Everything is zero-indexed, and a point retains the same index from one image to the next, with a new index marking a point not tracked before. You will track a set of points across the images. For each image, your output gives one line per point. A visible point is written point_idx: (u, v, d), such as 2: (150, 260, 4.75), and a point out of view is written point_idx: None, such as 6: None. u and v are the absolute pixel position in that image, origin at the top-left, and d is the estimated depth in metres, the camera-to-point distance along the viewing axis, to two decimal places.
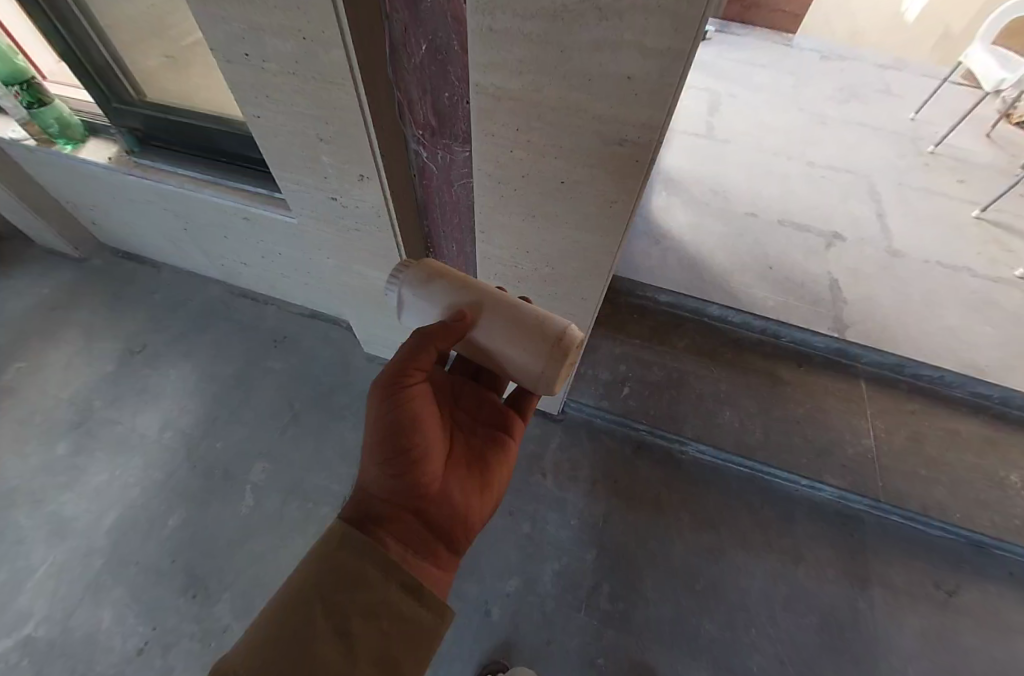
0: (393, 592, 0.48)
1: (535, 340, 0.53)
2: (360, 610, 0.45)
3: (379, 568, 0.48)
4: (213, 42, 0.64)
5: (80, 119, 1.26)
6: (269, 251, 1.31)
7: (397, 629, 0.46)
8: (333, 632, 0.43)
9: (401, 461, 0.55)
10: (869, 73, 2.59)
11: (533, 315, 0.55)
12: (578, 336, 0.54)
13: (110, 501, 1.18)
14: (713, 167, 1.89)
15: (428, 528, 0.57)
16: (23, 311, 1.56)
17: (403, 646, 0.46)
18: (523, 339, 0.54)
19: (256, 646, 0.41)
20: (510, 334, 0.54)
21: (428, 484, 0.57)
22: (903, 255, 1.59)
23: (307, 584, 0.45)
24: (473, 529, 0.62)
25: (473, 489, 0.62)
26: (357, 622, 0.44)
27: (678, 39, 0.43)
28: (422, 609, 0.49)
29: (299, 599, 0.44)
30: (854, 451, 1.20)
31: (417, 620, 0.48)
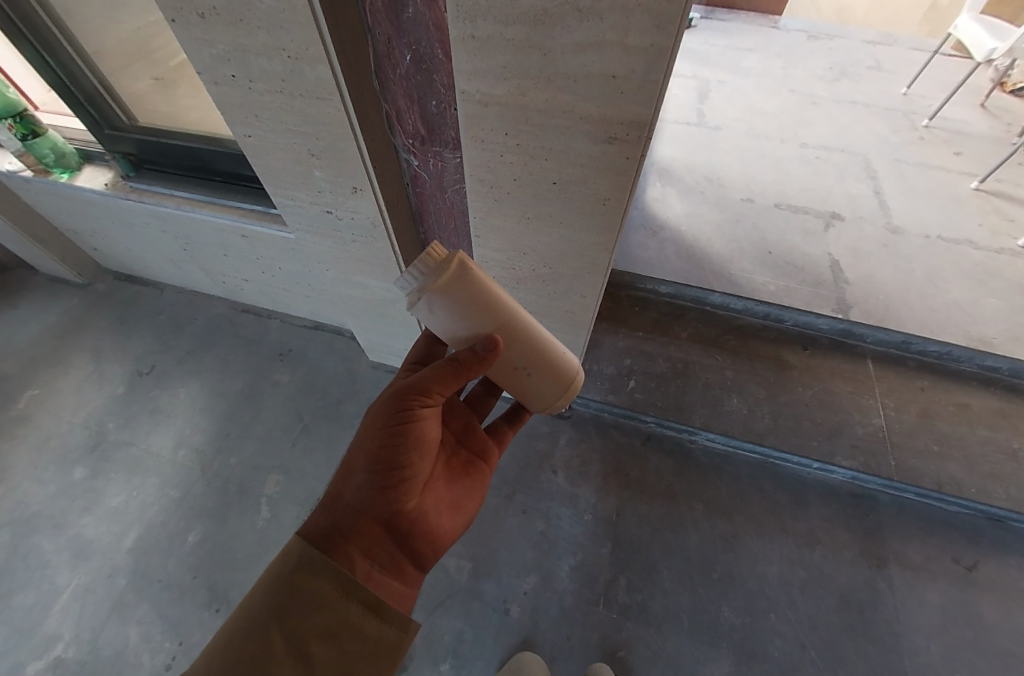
0: (354, 611, 0.50)
1: (563, 381, 0.60)
2: (321, 630, 0.47)
3: (339, 589, 0.50)
4: (200, 65, 0.64)
5: (74, 147, 1.28)
6: (269, 266, 1.32)
7: (358, 645, 0.48)
8: (294, 652, 0.45)
9: (389, 477, 0.57)
10: (858, 49, 2.56)
11: (561, 351, 0.60)
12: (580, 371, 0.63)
13: (130, 521, 1.20)
14: (706, 154, 1.88)
15: (397, 543, 0.58)
16: (31, 339, 1.58)
17: (364, 662, 0.48)
18: (555, 377, 0.59)
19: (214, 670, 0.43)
20: (545, 367, 0.58)
21: (406, 502, 0.59)
22: (903, 231, 1.58)
23: (267, 608, 0.47)
24: (440, 547, 0.63)
25: (447, 502, 0.65)
26: (317, 642, 0.46)
27: (661, 34, 0.43)
28: (383, 624, 0.51)
29: (257, 623, 0.46)
30: (864, 431, 1.20)
31: (378, 635, 0.50)
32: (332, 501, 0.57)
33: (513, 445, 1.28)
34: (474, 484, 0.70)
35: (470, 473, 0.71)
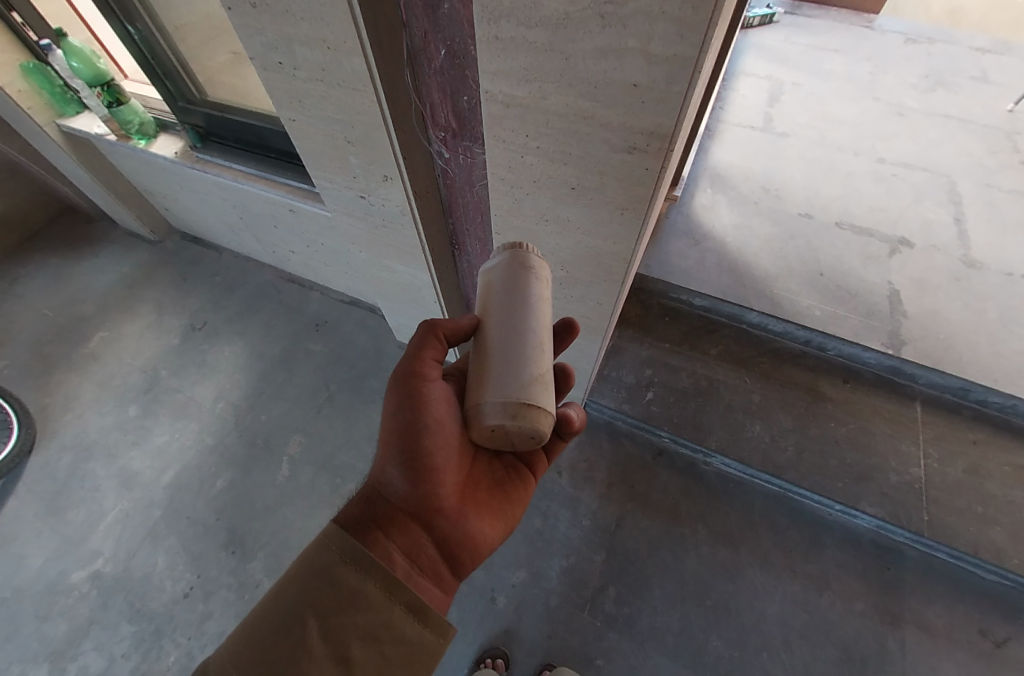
0: (397, 613, 0.48)
1: (507, 379, 0.49)
2: (361, 630, 0.45)
3: (382, 588, 0.48)
4: (252, 52, 0.68)
5: (152, 115, 1.39)
6: (313, 241, 1.39)
7: (397, 651, 0.46)
8: (332, 652, 0.43)
9: (418, 469, 0.57)
10: (962, 57, 2.29)
11: (518, 364, 0.50)
12: (533, 410, 0.48)
13: (169, 460, 1.33)
14: (767, 162, 1.76)
15: (433, 544, 0.57)
16: (107, 286, 1.77)
17: (401, 670, 0.45)
18: (503, 369, 0.50)
19: (249, 656, 0.42)
20: (490, 364, 0.51)
21: (443, 499, 0.59)
22: (981, 266, 1.42)
23: (308, 600, 0.45)
24: (480, 555, 0.62)
25: (486, 508, 0.64)
26: (358, 643, 0.44)
27: (685, 44, 0.42)
28: (424, 630, 0.48)
29: (294, 616, 0.44)
30: (898, 480, 1.11)
31: (418, 642, 0.47)
32: (371, 494, 0.59)
33: None
34: (512, 495, 0.68)
35: (512, 480, 0.69)
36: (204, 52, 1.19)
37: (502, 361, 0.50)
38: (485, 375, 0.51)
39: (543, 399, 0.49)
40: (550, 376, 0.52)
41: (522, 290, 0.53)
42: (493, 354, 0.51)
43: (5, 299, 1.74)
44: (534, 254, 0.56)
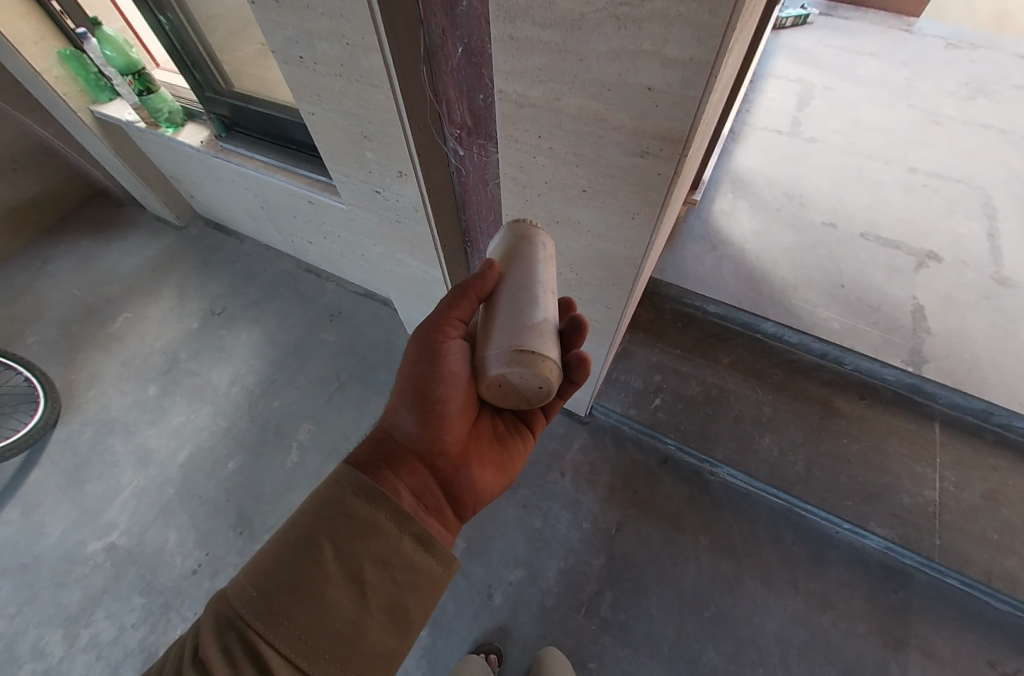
0: (406, 543, 0.45)
1: (513, 329, 0.49)
2: (372, 557, 0.42)
3: (391, 516, 0.45)
4: (274, 46, 0.70)
5: (180, 104, 1.43)
6: (330, 233, 1.41)
7: (407, 579, 0.44)
8: (344, 577, 0.41)
9: (428, 412, 0.56)
10: (1007, 64, 2.19)
11: (525, 313, 0.49)
12: (537, 358, 0.47)
13: (184, 440, 1.37)
14: (792, 168, 1.72)
15: (439, 485, 0.57)
16: (134, 269, 1.83)
17: (412, 595, 0.44)
18: (510, 321, 0.50)
19: (257, 578, 0.40)
20: (497, 318, 0.51)
21: (449, 442, 0.58)
22: (1013, 284, 1.36)
23: (316, 527, 0.42)
24: (481, 502, 0.61)
25: (489, 456, 0.64)
26: (369, 568, 0.42)
27: (701, 49, 0.41)
28: (433, 560, 0.46)
29: (305, 541, 0.41)
30: (911, 501, 1.07)
31: (427, 571, 0.45)
32: (380, 435, 0.58)
33: None
34: (514, 448, 0.68)
35: (514, 434, 0.69)
36: (230, 43, 1.21)
37: (505, 311, 0.51)
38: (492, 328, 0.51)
39: (553, 350, 0.49)
40: (555, 324, 0.51)
41: (526, 250, 0.55)
42: (495, 309, 0.52)
43: (38, 277, 1.81)
44: (537, 227, 0.58)
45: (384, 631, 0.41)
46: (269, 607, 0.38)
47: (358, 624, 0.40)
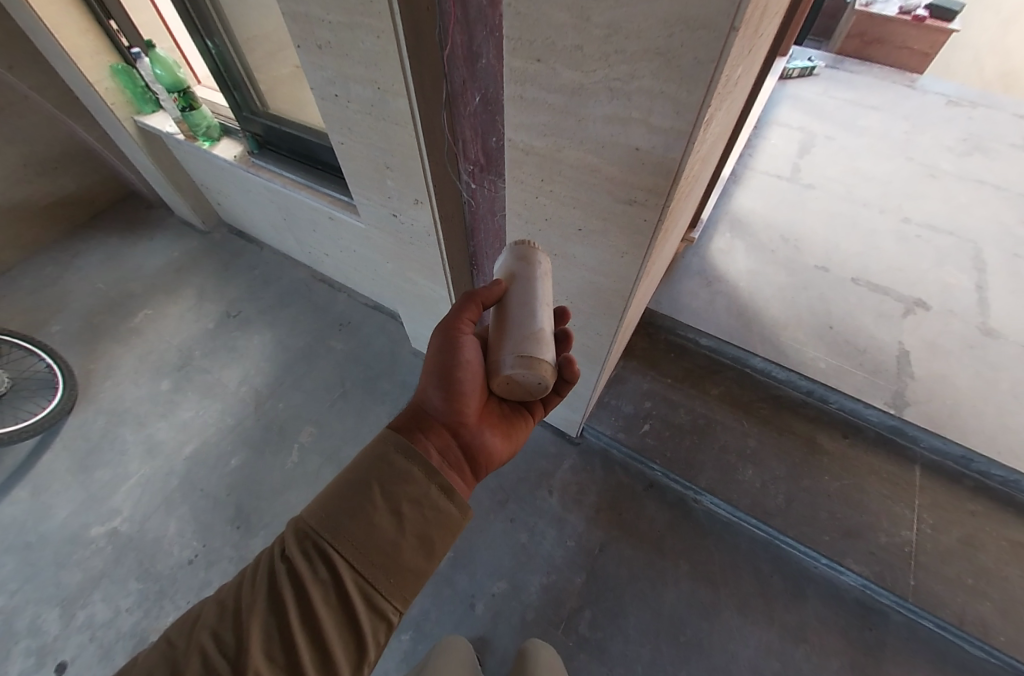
0: (435, 489, 0.50)
1: (518, 339, 0.56)
2: (409, 496, 0.48)
3: (424, 466, 0.50)
4: (314, 85, 0.79)
5: (218, 120, 1.54)
6: (346, 247, 1.50)
7: (436, 518, 0.49)
8: (388, 509, 0.46)
9: (453, 389, 0.62)
10: (1004, 123, 2.29)
11: (529, 325, 0.56)
12: (539, 364, 0.55)
13: (191, 435, 1.43)
14: (789, 212, 1.80)
15: (462, 448, 0.61)
16: (158, 268, 1.93)
17: (440, 532, 0.49)
18: (516, 331, 0.56)
19: (317, 510, 0.46)
20: (504, 329, 0.58)
21: (470, 411, 0.63)
22: (998, 335, 1.41)
23: (366, 467, 0.49)
24: (497, 464, 0.66)
25: (502, 424, 0.68)
26: (408, 504, 0.48)
27: (680, 120, 0.49)
28: (454, 506, 0.50)
29: (355, 484, 0.47)
30: (887, 540, 1.10)
31: (451, 514, 0.50)
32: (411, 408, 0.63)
33: (518, 457, 1.33)
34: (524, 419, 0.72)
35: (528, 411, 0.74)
36: (269, 65, 1.31)
37: (512, 321, 0.58)
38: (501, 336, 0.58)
39: (550, 354, 0.56)
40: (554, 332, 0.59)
41: (526, 268, 0.61)
42: (503, 318, 0.59)
43: (67, 270, 1.91)
44: (536, 246, 0.64)
45: (417, 558, 0.46)
46: (329, 533, 0.44)
47: (398, 550, 0.46)
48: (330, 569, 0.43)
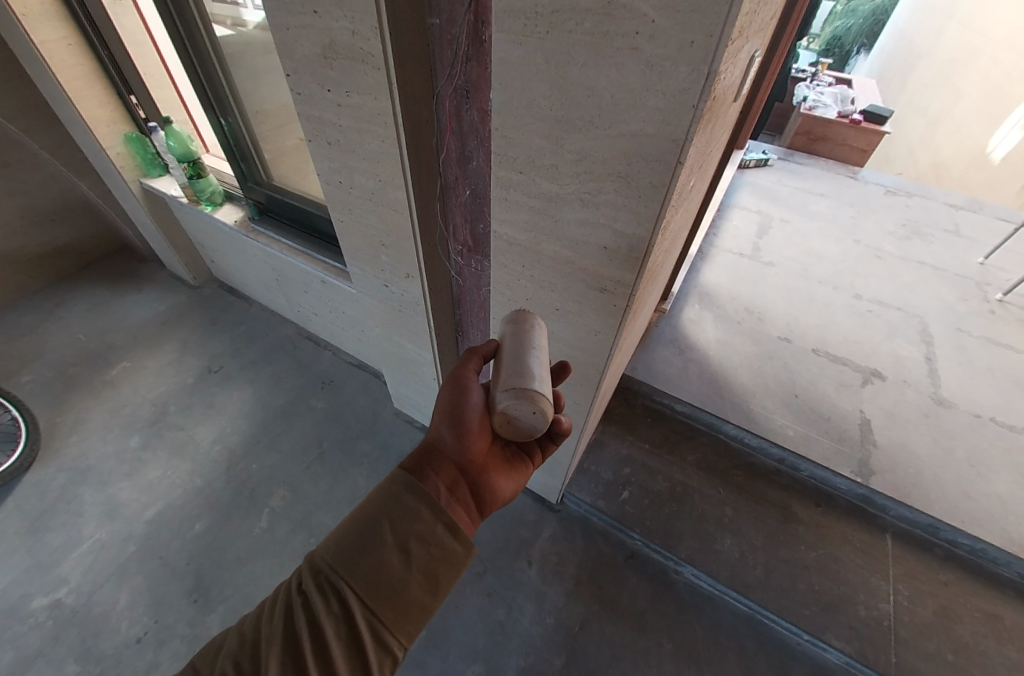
0: (439, 527, 0.52)
1: (514, 374, 0.59)
2: (417, 535, 0.51)
3: (430, 505, 0.53)
4: (321, 172, 0.88)
5: (222, 187, 1.62)
6: (335, 308, 1.55)
7: (440, 554, 0.51)
8: (396, 547, 0.49)
9: (461, 428, 0.64)
10: (937, 212, 2.58)
11: (522, 361, 0.60)
12: (533, 392, 0.57)
13: (156, 496, 1.37)
14: (752, 286, 1.95)
15: (470, 485, 0.62)
16: (142, 321, 1.93)
17: (444, 568, 0.51)
18: (512, 369, 0.60)
19: (332, 545, 0.49)
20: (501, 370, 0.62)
21: (477, 448, 0.65)
22: (951, 405, 1.50)
23: (377, 507, 0.51)
24: (503, 498, 0.67)
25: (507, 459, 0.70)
26: (415, 542, 0.51)
27: (640, 227, 0.57)
28: (456, 543, 0.53)
29: (367, 522, 0.50)
30: (866, 614, 1.10)
31: (454, 552, 0.52)
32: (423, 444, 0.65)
33: (497, 523, 1.31)
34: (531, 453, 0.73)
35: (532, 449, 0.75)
36: (270, 138, 1.38)
37: (507, 362, 0.61)
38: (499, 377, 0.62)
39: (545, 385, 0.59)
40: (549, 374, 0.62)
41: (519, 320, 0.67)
42: (499, 363, 0.63)
43: (47, 320, 1.90)
44: (529, 309, 0.69)
45: (421, 594, 0.49)
46: (341, 568, 0.47)
47: (403, 586, 0.48)
48: (342, 603, 0.46)
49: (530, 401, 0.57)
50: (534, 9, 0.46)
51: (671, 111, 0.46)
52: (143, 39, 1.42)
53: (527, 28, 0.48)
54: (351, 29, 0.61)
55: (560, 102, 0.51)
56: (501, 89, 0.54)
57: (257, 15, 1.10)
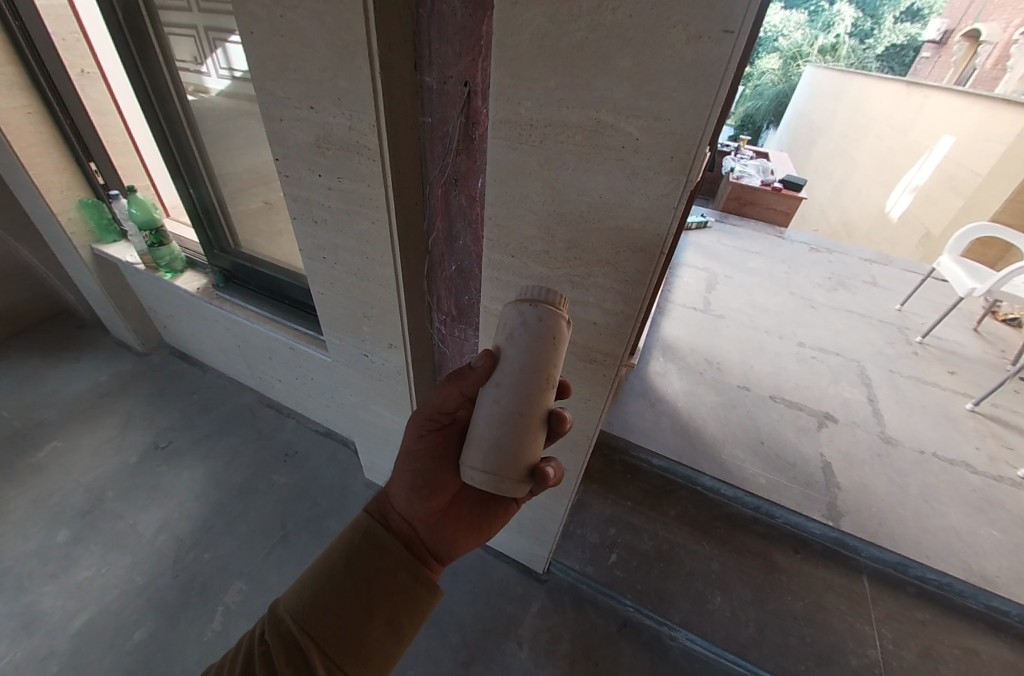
0: (398, 573, 0.57)
1: (489, 458, 0.55)
2: (378, 582, 0.56)
3: (389, 552, 0.58)
4: (303, 246, 0.88)
5: (184, 254, 1.58)
6: (303, 375, 1.49)
7: (399, 598, 0.56)
8: (357, 593, 0.54)
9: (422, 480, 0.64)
10: (855, 265, 2.92)
11: (499, 446, 0.55)
12: (504, 487, 0.56)
13: (87, 601, 1.19)
14: (708, 338, 2.08)
15: (431, 533, 0.64)
16: (77, 394, 1.75)
17: (403, 612, 0.56)
18: (487, 447, 0.55)
19: (296, 596, 0.53)
20: (481, 438, 0.56)
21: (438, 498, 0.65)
22: (897, 442, 1.63)
23: (342, 557, 0.56)
24: (468, 544, 0.67)
25: (481, 499, 0.69)
26: (376, 590, 0.55)
27: (629, 306, 0.61)
28: (416, 586, 0.58)
29: (330, 571, 0.55)
30: (858, 663, 1.10)
31: (416, 596, 0.57)
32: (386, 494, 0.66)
33: (482, 600, 1.22)
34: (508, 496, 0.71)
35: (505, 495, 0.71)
36: (234, 202, 1.33)
37: (486, 436, 0.55)
38: (478, 442, 0.56)
39: (518, 474, 0.56)
40: (531, 448, 0.56)
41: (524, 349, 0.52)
42: (481, 424, 0.56)
43: None
44: (554, 305, 0.50)
45: (383, 640, 0.53)
46: (305, 616, 0.51)
47: (364, 633, 0.53)
48: (302, 656, 0.49)
49: (501, 490, 0.56)
50: (528, 122, 0.51)
51: (655, 208, 0.51)
52: (108, 109, 1.41)
53: (520, 136, 0.53)
54: (347, 125, 0.65)
55: (551, 198, 0.56)
56: (495, 184, 0.58)
57: (223, 84, 1.09)
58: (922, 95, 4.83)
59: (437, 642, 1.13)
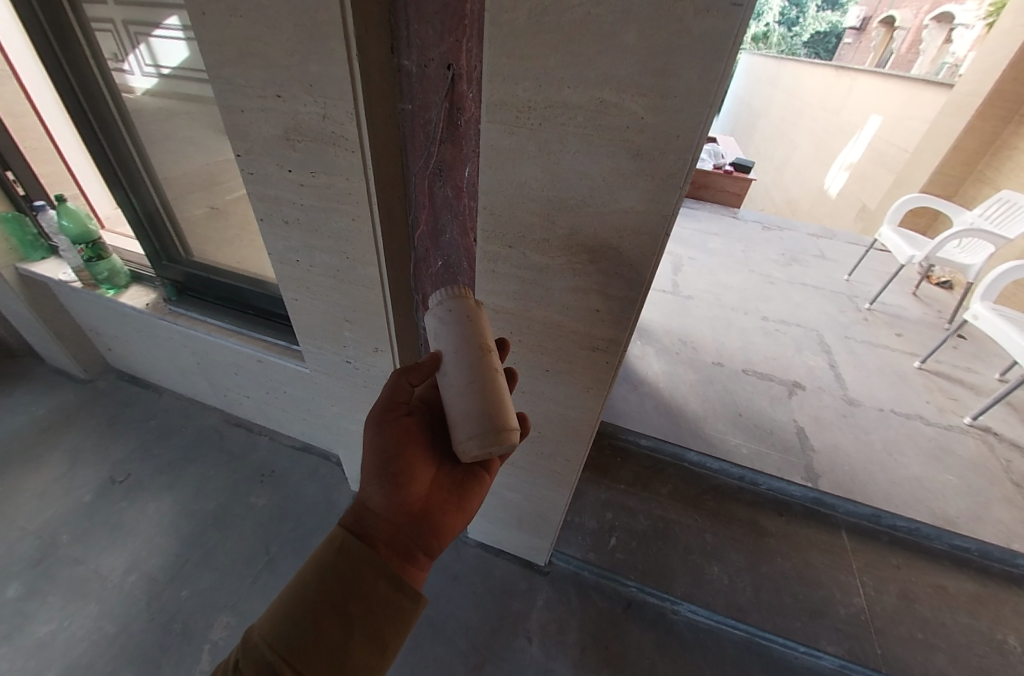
0: (380, 582, 0.52)
1: (487, 419, 0.50)
2: (356, 597, 0.50)
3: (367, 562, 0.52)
4: (271, 250, 0.81)
5: (128, 268, 1.43)
6: (275, 389, 1.40)
7: (382, 611, 0.51)
8: (335, 611, 0.48)
9: (392, 479, 0.58)
10: (805, 241, 3.09)
11: (488, 402, 0.50)
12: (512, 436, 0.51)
13: (50, 660, 1.07)
14: (680, 319, 2.14)
15: (408, 532, 0.58)
16: (11, 433, 1.56)
17: (388, 624, 0.51)
18: (478, 411, 0.50)
19: (271, 622, 0.47)
20: (466, 408, 0.50)
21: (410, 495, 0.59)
22: (859, 403, 1.74)
23: (316, 573, 0.50)
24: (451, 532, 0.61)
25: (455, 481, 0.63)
26: (356, 605, 0.50)
27: (631, 290, 0.60)
28: (400, 595, 0.52)
29: (305, 590, 0.49)
30: (846, 612, 1.18)
31: (400, 606, 0.52)
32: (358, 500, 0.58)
33: (487, 600, 1.20)
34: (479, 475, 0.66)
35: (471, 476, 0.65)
36: (181, 207, 1.22)
37: (468, 402, 0.50)
38: (466, 412, 0.50)
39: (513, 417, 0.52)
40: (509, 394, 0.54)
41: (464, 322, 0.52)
42: (457, 396, 0.51)
43: None
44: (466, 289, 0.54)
45: (367, 658, 0.48)
46: (280, 642, 0.46)
47: (346, 652, 0.48)
48: None
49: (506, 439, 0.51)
50: (526, 104, 0.49)
51: (660, 191, 0.50)
52: (22, 109, 1.24)
53: (518, 119, 0.51)
54: (322, 114, 0.60)
55: (551, 182, 0.54)
56: (490, 172, 0.55)
57: (149, 83, 1.00)
58: (849, 78, 5.15)
59: (444, 649, 1.10)
